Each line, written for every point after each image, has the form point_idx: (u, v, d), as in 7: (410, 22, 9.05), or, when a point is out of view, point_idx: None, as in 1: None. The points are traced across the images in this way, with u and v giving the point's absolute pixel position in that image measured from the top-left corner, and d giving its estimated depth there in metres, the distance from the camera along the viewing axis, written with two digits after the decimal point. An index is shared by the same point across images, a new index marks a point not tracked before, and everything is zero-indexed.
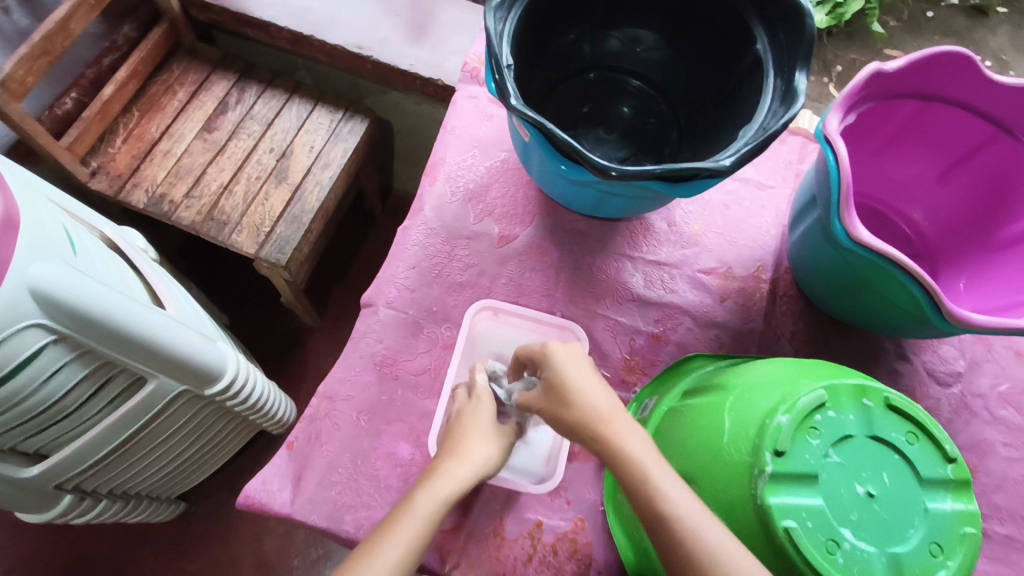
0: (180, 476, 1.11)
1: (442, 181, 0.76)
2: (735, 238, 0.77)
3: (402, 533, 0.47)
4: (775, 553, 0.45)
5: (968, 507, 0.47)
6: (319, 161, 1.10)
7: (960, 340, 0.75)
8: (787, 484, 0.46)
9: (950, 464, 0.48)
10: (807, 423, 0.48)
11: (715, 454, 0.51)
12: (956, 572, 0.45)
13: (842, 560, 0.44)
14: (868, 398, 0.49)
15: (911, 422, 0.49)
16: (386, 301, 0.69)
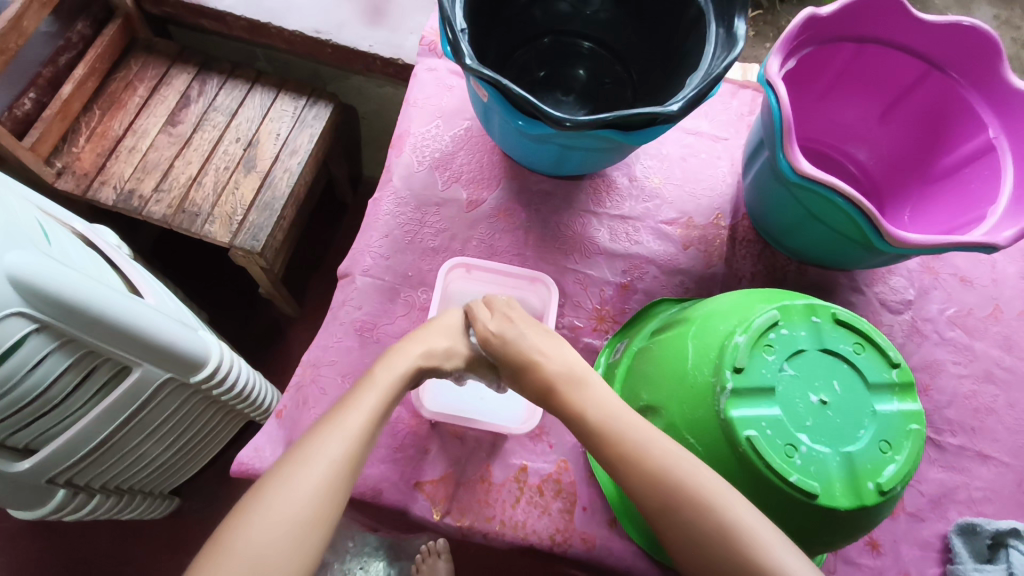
0: (172, 469, 1.13)
1: (409, 152, 0.78)
2: (694, 189, 0.81)
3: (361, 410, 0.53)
4: (739, 461, 0.49)
5: (913, 407, 0.52)
6: (287, 147, 1.10)
7: (909, 271, 0.79)
8: (747, 398, 0.50)
9: (895, 369, 0.53)
10: (763, 340, 0.51)
11: (681, 380, 0.54)
12: (904, 466, 0.49)
13: (801, 462, 0.48)
14: (816, 315, 0.53)
15: (859, 334, 0.53)
16: (362, 269, 0.71)
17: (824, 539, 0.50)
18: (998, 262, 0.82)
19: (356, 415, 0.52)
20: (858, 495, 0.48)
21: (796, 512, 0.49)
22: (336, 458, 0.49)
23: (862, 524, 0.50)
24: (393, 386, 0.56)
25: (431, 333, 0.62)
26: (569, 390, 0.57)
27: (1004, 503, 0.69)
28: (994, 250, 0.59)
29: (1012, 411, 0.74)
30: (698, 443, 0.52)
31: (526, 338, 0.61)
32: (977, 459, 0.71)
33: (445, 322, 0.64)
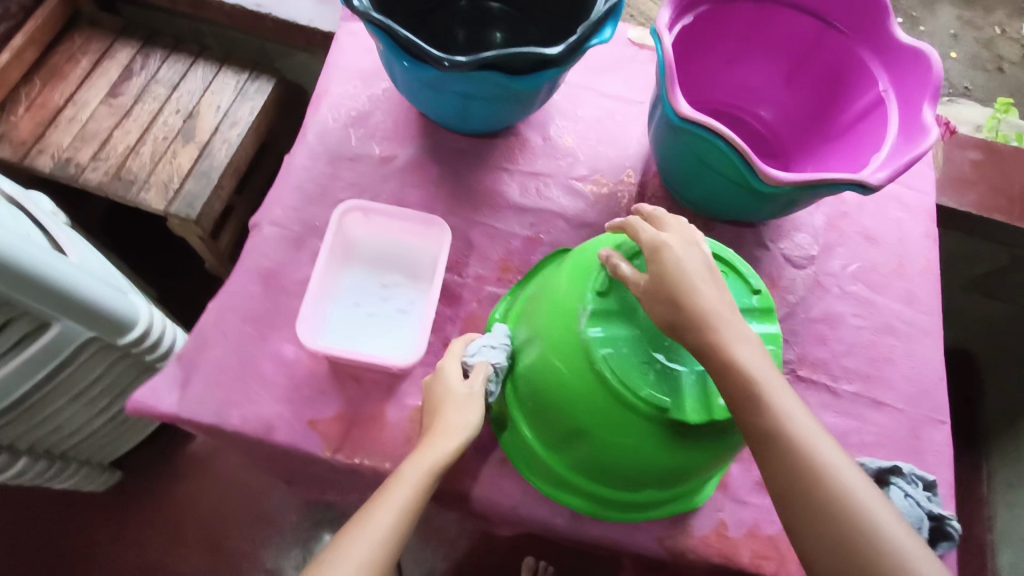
0: (112, 439, 1.13)
1: (325, 109, 0.80)
2: (606, 149, 0.82)
3: (402, 486, 0.53)
4: (599, 379, 0.51)
5: (771, 330, 0.54)
6: (227, 119, 1.11)
7: (815, 228, 0.82)
8: (607, 319, 0.52)
9: (755, 294, 0.55)
10: None
11: (553, 308, 0.56)
12: None
13: (653, 377, 0.50)
14: None
15: (722, 261, 0.55)
16: (270, 220, 0.73)
17: (682, 457, 0.53)
18: (903, 221, 0.84)
19: (395, 498, 0.52)
20: (709, 409, 0.51)
21: (649, 428, 0.51)
22: (383, 530, 0.50)
23: (718, 441, 0.52)
24: (435, 465, 0.55)
25: (452, 406, 0.58)
26: (715, 334, 0.48)
27: (895, 448, 0.71)
28: (867, 190, 0.61)
29: (909, 361, 0.75)
30: (563, 365, 0.53)
31: (697, 265, 0.50)
32: (872, 406, 0.73)
33: (454, 386, 0.59)
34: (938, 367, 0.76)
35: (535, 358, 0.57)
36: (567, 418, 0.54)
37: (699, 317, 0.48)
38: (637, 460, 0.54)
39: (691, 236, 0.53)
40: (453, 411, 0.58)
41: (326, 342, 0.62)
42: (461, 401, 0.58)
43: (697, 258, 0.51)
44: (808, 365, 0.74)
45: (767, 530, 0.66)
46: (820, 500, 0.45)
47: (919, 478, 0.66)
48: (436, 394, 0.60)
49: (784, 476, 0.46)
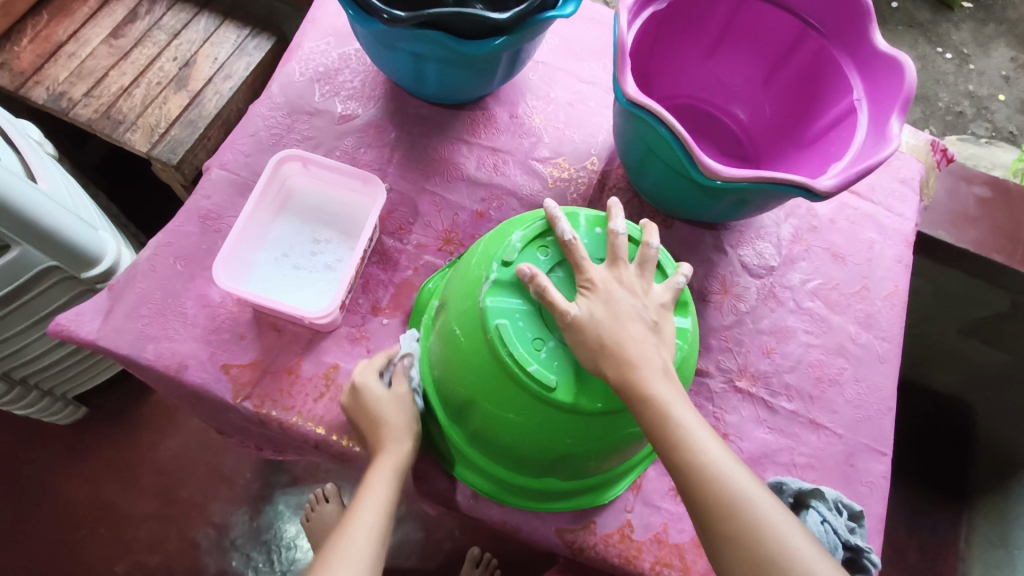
0: (81, 375, 1.10)
1: (295, 62, 0.79)
2: (573, 133, 0.80)
3: (363, 512, 0.55)
4: (489, 350, 0.49)
5: (682, 322, 0.53)
6: (221, 72, 1.12)
7: (780, 239, 0.78)
8: (507, 291, 0.50)
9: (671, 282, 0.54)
10: (539, 242, 0.53)
11: (463, 275, 0.54)
12: None
13: (545, 355, 0.48)
14: (600, 227, 0.54)
15: (636, 244, 0.54)
16: (219, 163, 0.73)
17: (571, 443, 0.50)
18: (875, 243, 0.81)
19: (367, 513, 0.55)
20: (601, 395, 0.48)
21: (537, 406, 0.48)
22: (360, 542, 0.53)
23: (610, 431, 0.50)
24: (384, 485, 0.56)
25: (395, 435, 0.57)
26: (634, 373, 0.46)
27: (826, 473, 0.68)
28: (816, 196, 0.58)
29: (856, 385, 0.72)
30: (460, 333, 0.52)
31: (623, 299, 0.49)
32: (809, 427, 0.69)
33: (400, 417, 0.58)
34: (887, 396, 0.72)
35: (441, 325, 0.56)
36: (460, 390, 0.53)
37: (621, 355, 0.47)
38: (526, 442, 0.51)
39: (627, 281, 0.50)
40: (396, 447, 0.57)
41: (246, 287, 0.62)
42: (403, 430, 0.58)
43: (623, 292, 0.50)
44: (749, 376, 0.71)
45: (674, 539, 0.62)
46: (729, 538, 0.45)
47: (843, 507, 0.62)
48: (374, 419, 0.57)
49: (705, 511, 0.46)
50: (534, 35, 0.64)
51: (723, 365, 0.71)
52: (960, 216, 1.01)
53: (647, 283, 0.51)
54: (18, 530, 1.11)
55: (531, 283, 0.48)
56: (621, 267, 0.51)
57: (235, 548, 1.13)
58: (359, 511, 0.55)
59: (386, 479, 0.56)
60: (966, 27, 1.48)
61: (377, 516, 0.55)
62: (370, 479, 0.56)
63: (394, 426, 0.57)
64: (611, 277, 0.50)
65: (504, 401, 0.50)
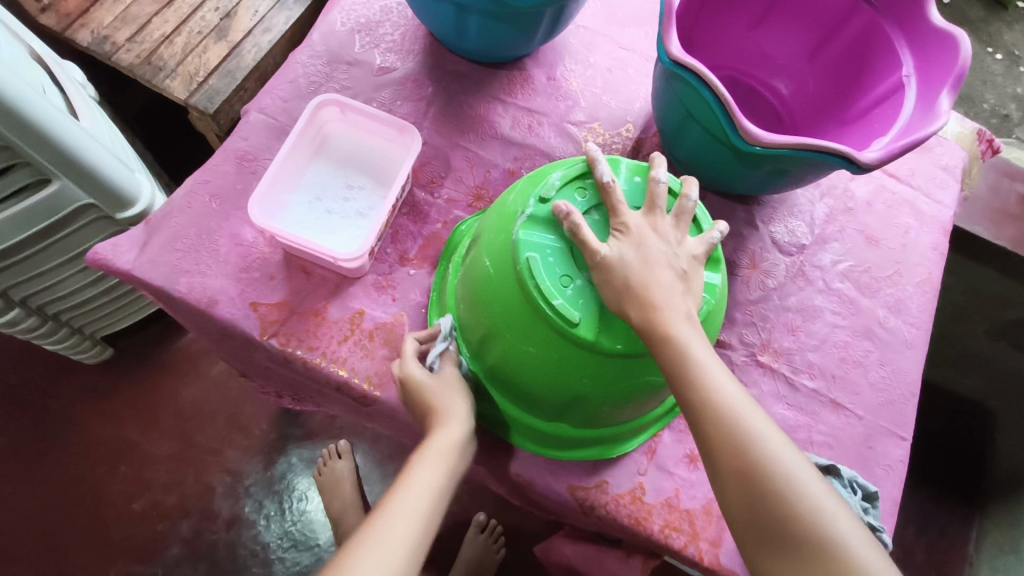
0: (111, 316, 1.13)
1: (337, 13, 0.79)
2: (610, 99, 0.79)
3: (411, 490, 0.52)
4: (517, 284, 0.50)
5: (711, 278, 0.53)
6: (261, 25, 1.10)
7: (814, 218, 0.77)
8: (542, 227, 0.51)
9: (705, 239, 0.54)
10: (578, 184, 0.53)
11: (499, 213, 0.55)
12: None
13: (571, 293, 0.49)
14: (640, 177, 0.55)
15: (674, 197, 0.54)
16: (258, 107, 0.73)
17: (588, 384, 0.51)
18: (911, 229, 0.79)
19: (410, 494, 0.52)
20: (625, 338, 0.49)
21: (560, 342, 0.49)
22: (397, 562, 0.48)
23: (629, 376, 0.51)
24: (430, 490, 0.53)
25: (450, 424, 0.55)
26: (656, 315, 0.47)
27: (843, 452, 0.67)
28: (858, 167, 0.57)
29: (881, 369, 0.71)
30: (491, 267, 0.52)
31: (654, 243, 0.49)
32: (829, 406, 0.69)
33: (452, 412, 0.56)
34: (911, 382, 0.71)
35: (473, 263, 0.57)
36: (487, 326, 0.54)
37: (645, 296, 0.47)
38: (546, 382, 0.52)
39: (654, 219, 0.51)
40: (448, 432, 0.55)
41: (279, 224, 0.63)
42: (454, 415, 0.56)
43: (653, 236, 0.49)
44: (771, 352, 0.70)
45: (685, 505, 0.62)
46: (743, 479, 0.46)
47: (858, 486, 0.62)
48: (429, 403, 0.56)
49: (737, 495, 0.46)
50: None
51: (746, 339, 0.70)
52: (999, 213, 0.98)
53: (680, 232, 0.51)
54: (43, 460, 1.15)
55: (565, 219, 0.49)
56: (657, 215, 0.51)
57: (249, 495, 1.16)
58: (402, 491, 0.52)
59: (432, 462, 0.54)
60: (1020, 28, 1.43)
61: (422, 501, 0.52)
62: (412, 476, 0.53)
63: (451, 408, 0.56)
64: (646, 224, 0.50)
65: (528, 338, 0.51)
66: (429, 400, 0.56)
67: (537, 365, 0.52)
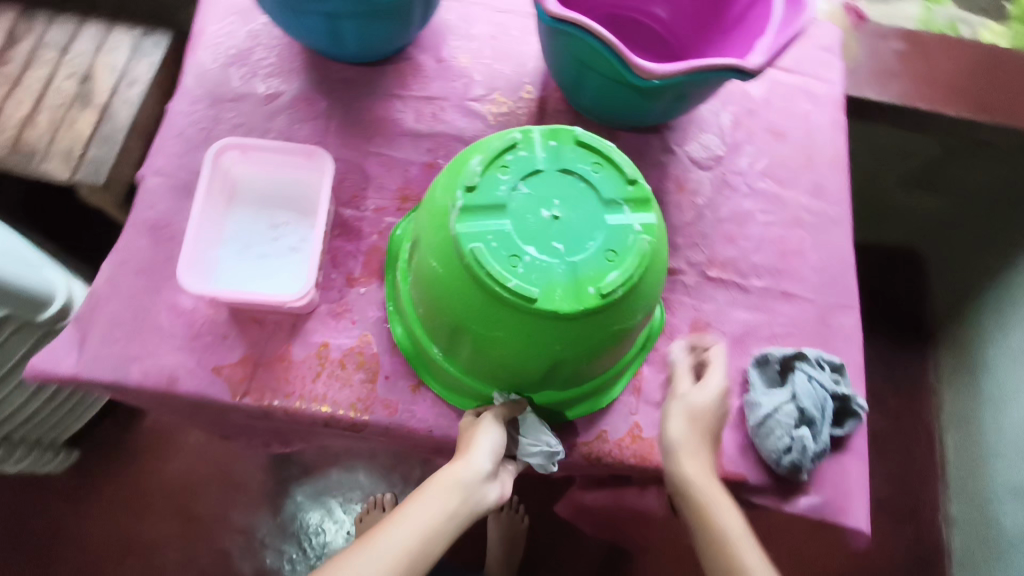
0: (65, 419, 1.08)
1: (203, 51, 0.76)
2: (502, 66, 0.79)
3: (408, 522, 0.51)
4: (469, 275, 0.51)
5: (647, 219, 0.54)
6: (125, 79, 1.04)
7: (722, 128, 0.81)
8: (477, 214, 0.51)
9: (632, 184, 0.55)
10: (499, 162, 0.53)
11: (432, 209, 0.55)
12: (626, 271, 0.51)
13: (523, 270, 0.50)
14: (557, 139, 0.55)
15: (593, 152, 0.55)
16: (153, 171, 0.70)
17: (562, 348, 0.53)
18: (810, 113, 0.83)
19: (407, 524, 0.51)
20: (578, 300, 0.50)
21: (525, 319, 0.51)
22: None
23: (595, 331, 0.53)
24: (429, 530, 0.51)
25: (465, 466, 0.55)
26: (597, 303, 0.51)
27: (804, 336, 0.72)
28: (748, 75, 0.59)
29: (817, 251, 0.76)
30: (439, 265, 0.53)
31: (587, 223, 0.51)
32: (782, 298, 0.73)
33: (473, 455, 0.55)
34: (846, 255, 0.77)
35: (419, 264, 0.57)
36: (451, 321, 0.54)
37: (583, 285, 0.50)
38: (524, 357, 0.54)
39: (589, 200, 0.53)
40: (467, 466, 0.54)
41: (216, 287, 0.61)
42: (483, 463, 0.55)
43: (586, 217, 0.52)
44: (718, 265, 0.74)
45: None
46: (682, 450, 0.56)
47: (825, 361, 0.68)
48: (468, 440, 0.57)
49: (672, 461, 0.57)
50: None
51: (693, 260, 0.74)
52: (883, 73, 1.04)
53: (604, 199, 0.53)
54: None
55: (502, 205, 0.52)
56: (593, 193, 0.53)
57: (266, 546, 1.15)
58: (402, 518, 0.51)
59: (438, 496, 0.52)
60: None
61: (414, 537, 0.50)
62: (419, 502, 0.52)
63: (476, 448, 0.56)
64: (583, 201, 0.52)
65: (494, 322, 0.52)
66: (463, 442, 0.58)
67: (513, 343, 0.53)
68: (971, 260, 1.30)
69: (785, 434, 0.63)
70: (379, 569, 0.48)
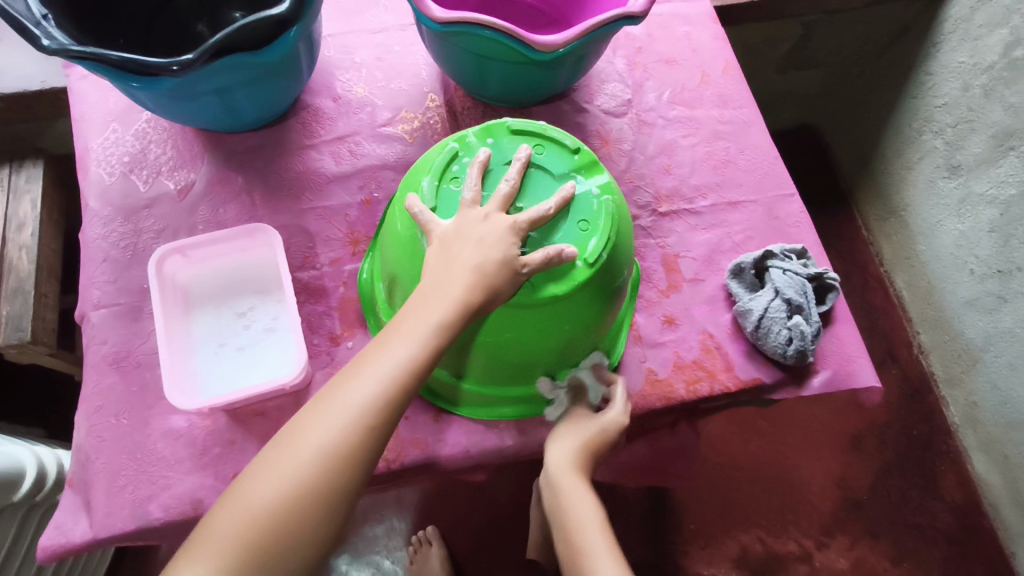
0: None
1: (95, 168, 0.72)
2: (399, 83, 0.79)
3: (380, 361, 0.46)
4: None
5: (602, 180, 0.57)
6: (10, 224, 0.96)
7: (621, 73, 0.84)
8: None
9: (576, 153, 0.57)
10: (449, 176, 0.55)
11: (398, 240, 0.56)
12: (601, 234, 0.54)
13: None
14: (492, 136, 0.58)
15: (531, 137, 0.57)
16: (93, 305, 0.66)
17: (567, 322, 0.56)
18: (691, 34, 0.88)
19: (375, 371, 0.46)
20: (571, 277, 0.53)
21: (527, 308, 0.54)
22: (334, 433, 0.44)
23: (593, 295, 0.56)
24: (398, 372, 0.46)
25: (416, 323, 0.47)
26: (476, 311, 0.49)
27: (762, 234, 0.76)
28: (636, 20, 0.62)
29: (744, 155, 0.81)
30: None
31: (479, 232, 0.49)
32: (731, 208, 0.77)
33: (429, 307, 0.48)
34: (769, 149, 0.81)
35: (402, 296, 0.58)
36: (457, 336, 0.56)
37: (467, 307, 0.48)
38: (536, 342, 0.57)
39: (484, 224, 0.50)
40: (442, 300, 0.48)
41: (208, 396, 0.59)
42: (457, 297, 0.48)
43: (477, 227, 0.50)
44: (665, 199, 0.77)
45: (690, 358, 0.69)
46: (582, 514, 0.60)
47: (790, 252, 0.72)
48: (447, 248, 0.50)
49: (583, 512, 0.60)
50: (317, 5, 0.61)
51: (640, 202, 0.77)
52: None
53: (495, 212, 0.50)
54: None
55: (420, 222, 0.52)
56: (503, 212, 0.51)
57: None
58: (376, 356, 0.47)
59: (414, 333, 0.47)
60: None
61: (381, 381, 0.46)
62: (394, 336, 0.47)
63: (436, 294, 0.48)
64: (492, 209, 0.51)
65: (499, 323, 0.55)
66: (428, 278, 0.49)
67: (523, 333, 0.56)
68: (864, 112, 1.40)
69: (782, 328, 0.67)
70: (344, 421, 0.45)
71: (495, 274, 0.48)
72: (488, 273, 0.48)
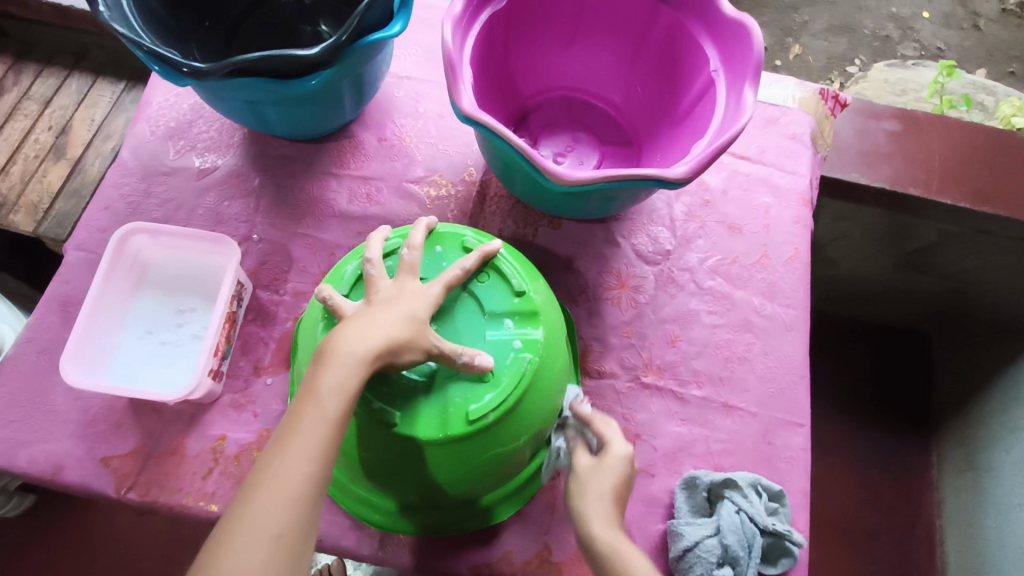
0: None
1: (143, 122, 0.76)
2: (446, 147, 0.77)
3: (286, 458, 0.41)
4: None
5: (530, 333, 0.52)
6: (100, 133, 1.04)
7: (673, 220, 0.76)
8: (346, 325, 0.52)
9: (518, 296, 0.53)
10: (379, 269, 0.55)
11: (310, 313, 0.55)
12: (498, 395, 0.49)
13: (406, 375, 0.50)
14: (444, 245, 0.56)
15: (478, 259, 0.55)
16: (75, 244, 0.69)
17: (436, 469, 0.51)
18: (771, 207, 0.79)
19: (285, 468, 0.41)
20: (445, 426, 0.49)
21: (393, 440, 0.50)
22: (251, 558, 0.38)
23: (472, 452, 0.50)
24: (306, 462, 0.41)
25: (321, 401, 0.43)
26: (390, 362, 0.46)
27: (744, 456, 0.66)
28: (671, 184, 0.55)
29: (766, 359, 0.71)
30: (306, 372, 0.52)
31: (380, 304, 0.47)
32: (722, 411, 0.68)
33: (333, 374, 0.44)
34: (798, 364, 0.71)
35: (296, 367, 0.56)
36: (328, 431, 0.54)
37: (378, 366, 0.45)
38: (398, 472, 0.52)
39: (392, 300, 0.48)
40: (343, 367, 0.44)
41: (108, 380, 0.59)
42: (364, 358, 0.44)
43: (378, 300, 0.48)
44: (655, 369, 0.69)
45: None
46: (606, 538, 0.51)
47: (761, 488, 0.62)
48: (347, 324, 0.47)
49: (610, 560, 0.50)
50: (361, 56, 0.59)
51: (627, 363, 0.69)
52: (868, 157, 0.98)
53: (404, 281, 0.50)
54: None
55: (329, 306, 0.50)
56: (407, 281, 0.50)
57: None
58: (279, 456, 0.42)
59: (317, 420, 0.43)
60: None
61: (289, 480, 0.41)
62: (297, 430, 0.42)
63: (336, 366, 0.44)
64: (396, 286, 0.50)
65: (360, 436, 0.51)
66: (326, 348, 0.45)
67: (383, 458, 0.51)
68: (982, 347, 1.17)
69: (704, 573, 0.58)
70: (256, 536, 0.39)
71: (405, 333, 0.46)
72: (396, 334, 0.46)
